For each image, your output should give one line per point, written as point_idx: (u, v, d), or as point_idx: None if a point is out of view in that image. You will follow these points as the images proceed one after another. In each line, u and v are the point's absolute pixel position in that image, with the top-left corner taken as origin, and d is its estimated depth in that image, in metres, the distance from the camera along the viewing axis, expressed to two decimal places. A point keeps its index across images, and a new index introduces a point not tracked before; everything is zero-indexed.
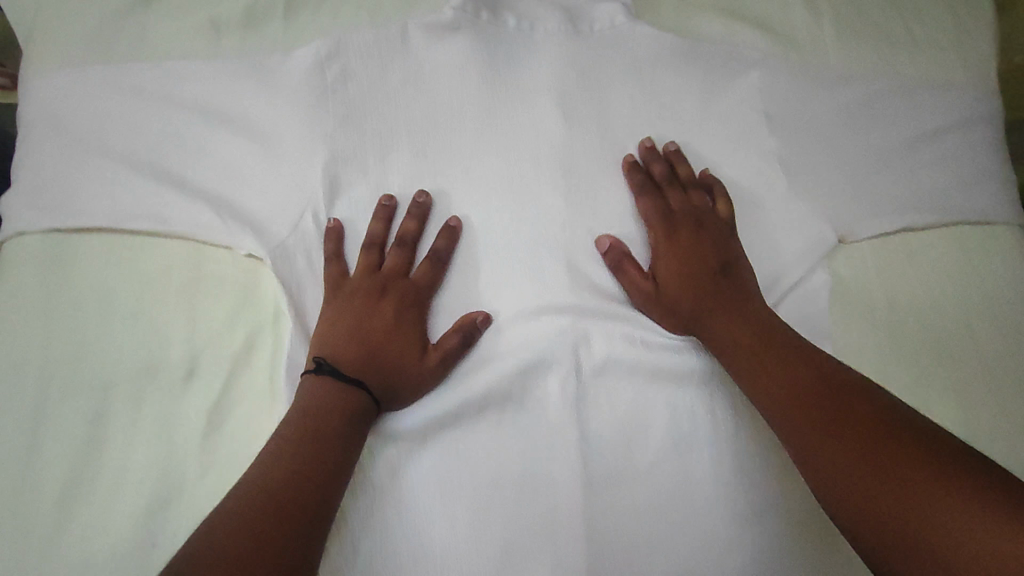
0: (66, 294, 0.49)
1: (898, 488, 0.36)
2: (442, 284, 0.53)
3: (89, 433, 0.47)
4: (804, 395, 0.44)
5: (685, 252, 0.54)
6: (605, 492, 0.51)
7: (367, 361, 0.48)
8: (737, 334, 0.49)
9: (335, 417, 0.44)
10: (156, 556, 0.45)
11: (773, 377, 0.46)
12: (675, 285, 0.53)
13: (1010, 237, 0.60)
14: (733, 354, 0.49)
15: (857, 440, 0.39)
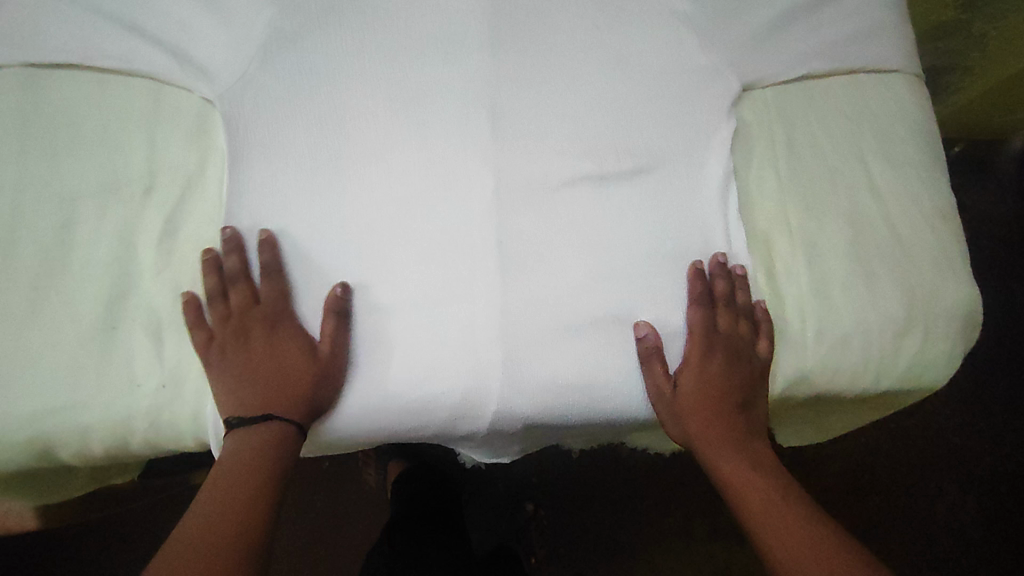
0: (38, 120, 0.55)
1: (791, 539, 0.52)
2: (367, 244, 0.56)
3: (58, 237, 0.53)
4: (751, 475, 0.56)
5: (704, 392, 0.57)
6: (525, 312, 0.55)
7: (283, 400, 0.53)
8: (720, 440, 0.57)
9: (264, 456, 0.51)
10: (116, 337, 0.51)
11: (730, 458, 0.57)
12: (693, 408, 0.57)
13: (902, 86, 0.65)
14: (730, 470, 0.57)
15: (796, 527, 0.52)
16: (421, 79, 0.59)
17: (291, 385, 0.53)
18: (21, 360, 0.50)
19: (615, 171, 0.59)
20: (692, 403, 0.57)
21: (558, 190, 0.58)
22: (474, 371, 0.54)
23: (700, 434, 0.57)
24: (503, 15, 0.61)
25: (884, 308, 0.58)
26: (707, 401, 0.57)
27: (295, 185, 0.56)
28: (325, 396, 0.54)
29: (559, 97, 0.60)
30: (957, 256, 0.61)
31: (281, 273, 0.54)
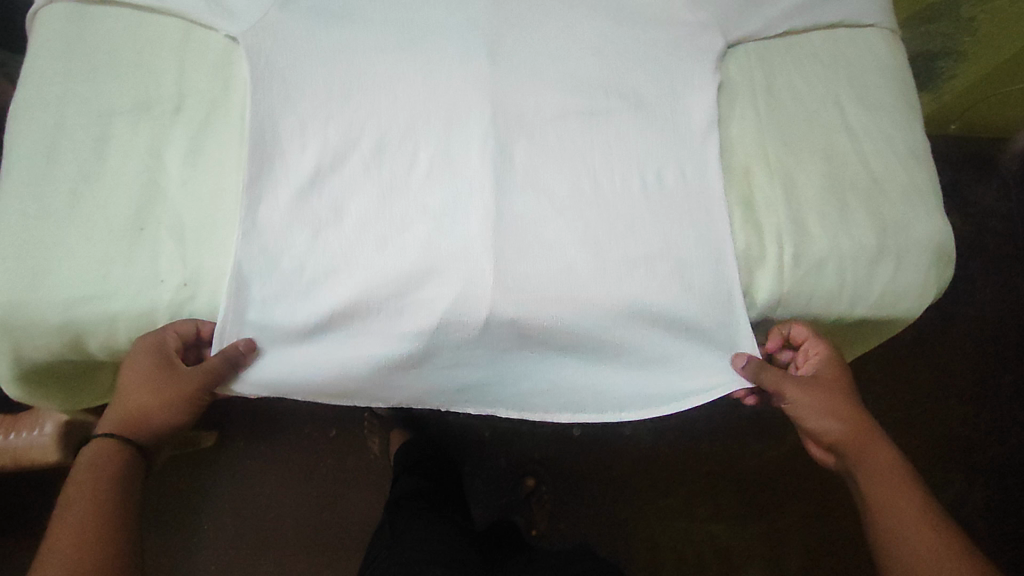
0: (82, 48, 0.61)
1: (921, 550, 0.54)
2: (372, 172, 0.60)
3: (95, 149, 0.58)
4: (887, 475, 0.59)
5: (834, 406, 0.62)
6: (517, 234, 0.59)
7: (134, 421, 0.60)
8: (869, 447, 0.61)
9: (120, 468, 0.58)
10: (143, 235, 0.56)
11: (869, 465, 0.60)
12: (827, 418, 0.62)
13: (877, 40, 0.69)
14: (869, 473, 0.60)
15: (933, 532, 0.54)
16: (427, 21, 0.65)
17: (153, 419, 0.60)
18: (59, 252, 0.55)
19: (603, 109, 0.64)
20: (821, 407, 0.62)
21: (550, 127, 0.63)
22: (465, 279, 0.58)
23: (839, 435, 0.62)
24: None
25: (857, 237, 0.61)
26: (847, 411, 0.62)
27: (307, 110, 0.61)
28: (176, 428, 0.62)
29: (552, 46, 0.65)
30: (929, 192, 0.64)
31: (255, 228, 0.57)
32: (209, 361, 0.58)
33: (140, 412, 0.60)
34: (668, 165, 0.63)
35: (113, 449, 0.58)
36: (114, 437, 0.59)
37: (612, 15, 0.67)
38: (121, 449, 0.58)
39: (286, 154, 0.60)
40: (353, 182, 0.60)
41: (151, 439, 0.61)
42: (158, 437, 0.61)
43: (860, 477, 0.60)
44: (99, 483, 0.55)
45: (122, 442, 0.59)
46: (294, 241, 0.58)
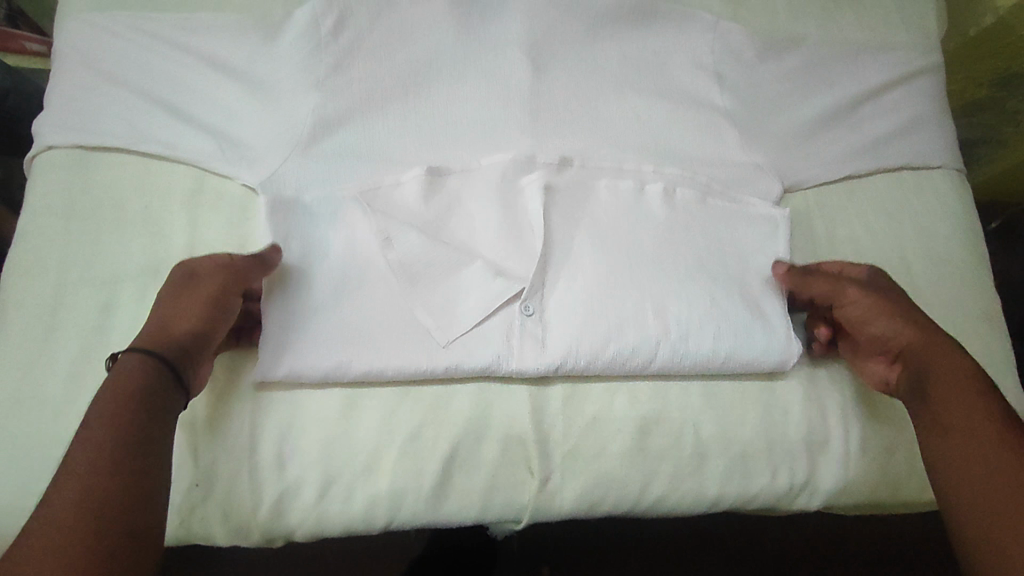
0: (87, 203, 0.56)
1: (984, 470, 0.45)
2: (397, 337, 0.53)
3: (98, 321, 0.53)
4: (952, 392, 0.49)
5: (891, 310, 0.53)
6: (563, 412, 0.55)
7: (159, 336, 0.47)
8: (940, 367, 0.50)
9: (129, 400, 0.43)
10: None
11: (936, 373, 0.50)
12: (896, 336, 0.53)
13: (942, 182, 0.65)
14: (944, 374, 0.49)
15: (994, 484, 0.44)
16: (462, 163, 0.59)
17: (177, 328, 0.47)
18: (55, 448, 0.49)
19: (655, 255, 0.57)
20: (885, 331, 0.53)
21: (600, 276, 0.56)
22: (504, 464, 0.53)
23: (908, 344, 0.52)
24: (544, 102, 0.61)
25: None
26: (908, 329, 0.52)
27: (331, 270, 0.55)
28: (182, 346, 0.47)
29: (599, 187, 0.59)
30: (1006, 362, 0.59)
31: (276, 408, 0.53)
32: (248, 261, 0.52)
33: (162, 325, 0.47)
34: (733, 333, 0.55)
35: (147, 360, 0.45)
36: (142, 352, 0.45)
37: (662, 155, 0.61)
38: (148, 367, 0.44)
39: (307, 319, 0.53)
40: (381, 353, 0.53)
41: (176, 350, 0.46)
42: (185, 352, 0.46)
43: (918, 416, 0.50)
44: (118, 400, 0.43)
45: (146, 352, 0.45)
46: (322, 421, 0.53)
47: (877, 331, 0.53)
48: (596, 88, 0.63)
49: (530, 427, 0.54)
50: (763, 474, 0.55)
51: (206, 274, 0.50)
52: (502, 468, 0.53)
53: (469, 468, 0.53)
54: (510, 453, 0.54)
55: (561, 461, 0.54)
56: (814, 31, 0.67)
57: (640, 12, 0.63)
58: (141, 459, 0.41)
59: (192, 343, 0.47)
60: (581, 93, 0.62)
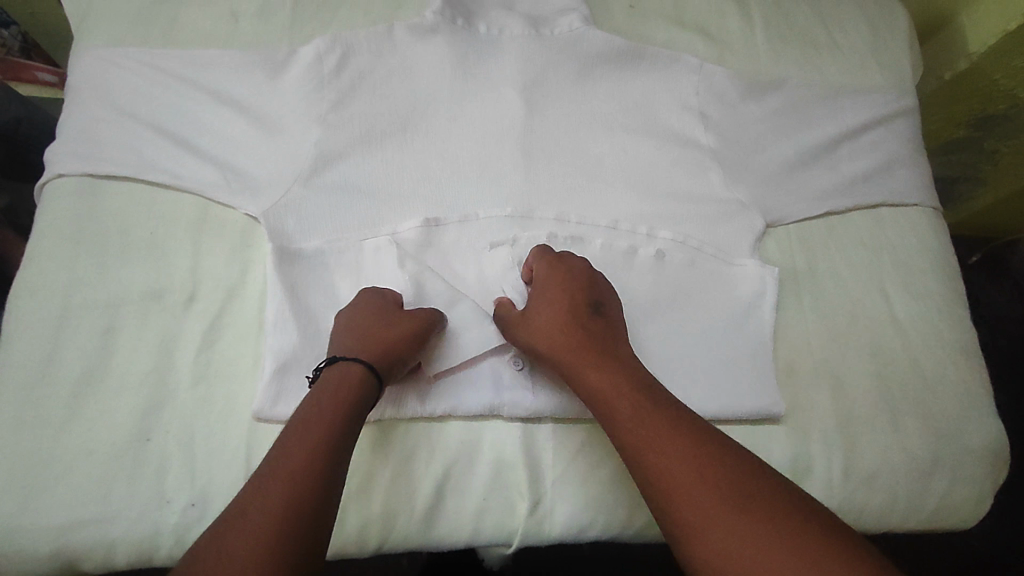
0: (93, 228, 0.58)
1: (723, 521, 0.40)
2: None
3: (100, 345, 0.54)
4: (642, 416, 0.46)
5: (549, 326, 0.53)
6: (553, 437, 0.56)
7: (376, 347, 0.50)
8: (602, 389, 0.48)
9: (336, 399, 0.46)
10: (148, 448, 0.52)
11: (622, 390, 0.48)
12: (552, 334, 0.52)
13: (919, 219, 0.67)
14: (618, 398, 0.47)
15: (750, 523, 0.40)
16: (457, 196, 0.62)
17: (393, 346, 0.50)
18: (56, 469, 0.50)
19: (641, 292, 0.60)
20: (565, 335, 0.52)
21: None
22: (495, 488, 0.54)
23: (575, 363, 0.51)
24: (537, 139, 0.64)
25: (907, 448, 0.58)
26: (577, 339, 0.51)
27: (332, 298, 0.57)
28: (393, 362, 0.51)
29: (588, 221, 0.62)
30: (982, 393, 0.61)
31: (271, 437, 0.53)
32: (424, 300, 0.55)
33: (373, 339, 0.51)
34: (714, 357, 0.59)
35: (357, 371, 0.48)
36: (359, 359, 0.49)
37: (648, 190, 0.64)
38: (359, 374, 0.48)
39: (305, 346, 0.55)
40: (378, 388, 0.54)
41: (385, 366, 0.50)
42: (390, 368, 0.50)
43: (617, 435, 0.46)
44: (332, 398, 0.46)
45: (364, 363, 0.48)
46: None
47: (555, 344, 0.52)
48: (586, 126, 0.66)
49: (521, 452, 0.55)
50: None
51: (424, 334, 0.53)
52: (493, 492, 0.54)
53: (460, 491, 0.54)
54: (501, 477, 0.54)
55: (551, 486, 0.55)
56: (795, 73, 0.70)
57: (628, 55, 0.66)
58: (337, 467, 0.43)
59: (402, 357, 0.51)
60: (572, 130, 0.65)
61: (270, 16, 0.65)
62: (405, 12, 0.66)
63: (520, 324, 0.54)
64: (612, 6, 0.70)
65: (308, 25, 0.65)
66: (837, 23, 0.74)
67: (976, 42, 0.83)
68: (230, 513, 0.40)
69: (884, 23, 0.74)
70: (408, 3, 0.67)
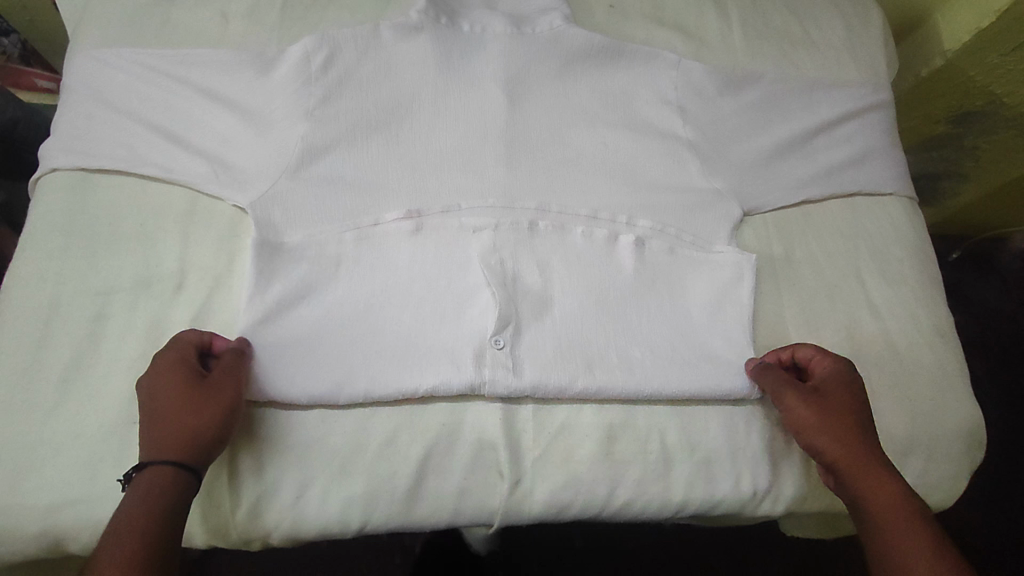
0: (84, 220, 0.59)
1: None
2: (378, 352, 0.56)
3: (90, 330, 0.55)
4: (894, 509, 0.49)
5: (831, 410, 0.54)
6: (533, 418, 0.57)
7: (182, 440, 0.49)
8: (865, 480, 0.51)
9: (158, 489, 0.46)
10: (134, 430, 0.53)
11: (879, 484, 0.50)
12: (822, 425, 0.53)
13: (894, 207, 0.69)
14: (872, 492, 0.50)
15: None
16: (439, 189, 0.63)
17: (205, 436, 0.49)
18: (44, 450, 0.51)
19: (622, 279, 0.61)
20: (833, 431, 0.53)
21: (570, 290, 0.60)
22: (475, 468, 0.55)
23: (845, 454, 0.52)
24: (519, 134, 0.66)
25: (884, 429, 0.59)
26: (847, 436, 0.52)
27: (318, 284, 0.59)
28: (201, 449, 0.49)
29: (569, 210, 0.63)
30: (958, 375, 0.62)
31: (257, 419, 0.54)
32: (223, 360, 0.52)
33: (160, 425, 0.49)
34: (691, 341, 0.60)
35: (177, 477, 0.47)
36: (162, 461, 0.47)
37: (629, 182, 0.65)
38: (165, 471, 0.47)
39: (289, 332, 0.56)
40: (361, 369, 0.55)
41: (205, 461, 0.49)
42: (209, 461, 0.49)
43: (873, 527, 0.49)
44: (147, 500, 0.46)
45: (179, 467, 0.47)
46: (300, 427, 0.55)
47: (830, 442, 0.53)
48: (568, 121, 0.67)
49: (501, 433, 0.56)
50: (727, 480, 0.57)
51: (216, 380, 0.51)
52: (474, 472, 0.55)
53: (443, 471, 0.55)
54: (482, 458, 0.55)
55: (531, 467, 0.56)
56: (772, 68, 0.72)
57: (609, 52, 0.68)
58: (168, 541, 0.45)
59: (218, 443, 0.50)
60: (554, 125, 0.67)
61: (260, 16, 0.67)
62: (391, 12, 0.68)
63: (808, 398, 0.54)
64: (592, 5, 0.72)
65: (296, 25, 0.67)
66: (813, 20, 0.76)
67: (951, 40, 0.85)
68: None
69: (859, 21, 0.77)
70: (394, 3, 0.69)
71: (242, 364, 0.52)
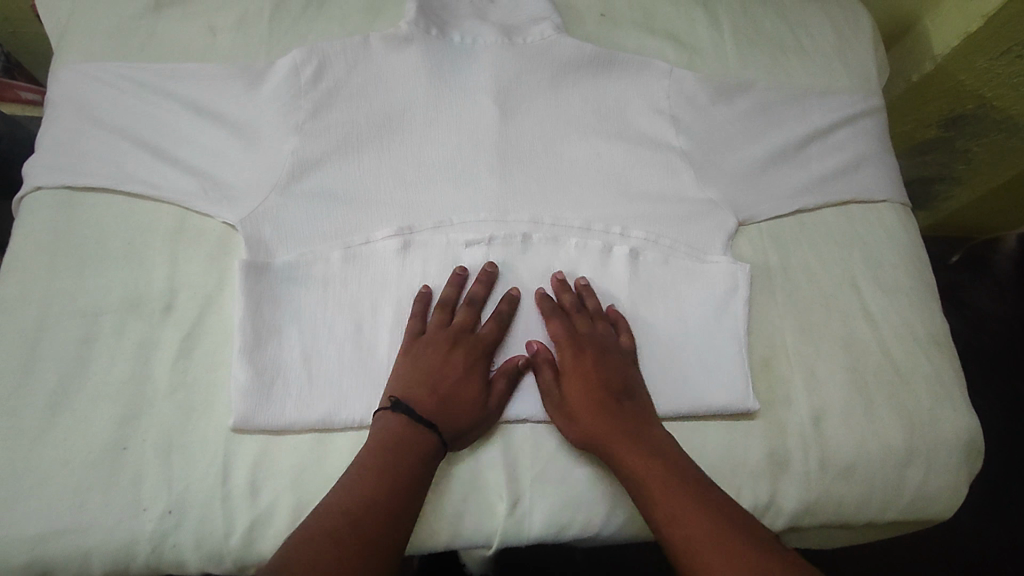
0: (70, 240, 0.58)
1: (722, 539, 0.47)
2: (372, 375, 0.56)
3: (78, 353, 0.54)
4: (663, 481, 0.51)
5: (591, 373, 0.56)
6: (530, 436, 0.57)
7: (436, 407, 0.54)
8: (603, 434, 0.54)
9: (414, 450, 0.51)
10: (125, 456, 0.52)
11: (639, 458, 0.52)
12: (575, 384, 0.56)
13: (888, 214, 0.69)
14: (636, 449, 0.53)
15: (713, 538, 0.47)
16: (433, 203, 0.62)
17: (461, 409, 0.54)
18: (32, 479, 0.50)
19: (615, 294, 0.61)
20: (582, 416, 0.55)
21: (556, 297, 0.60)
22: (473, 487, 0.55)
23: (586, 411, 0.55)
24: (511, 145, 0.65)
25: (882, 440, 0.59)
26: (594, 398, 0.55)
27: (311, 303, 0.58)
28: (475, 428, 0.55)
29: (564, 223, 0.63)
30: (955, 384, 0.62)
31: (251, 442, 0.54)
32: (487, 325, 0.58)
33: (413, 385, 0.54)
34: (687, 354, 0.60)
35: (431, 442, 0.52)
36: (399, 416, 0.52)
37: (622, 193, 0.65)
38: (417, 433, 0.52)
39: (282, 358, 0.56)
40: (355, 394, 0.55)
41: (452, 433, 0.53)
42: (457, 435, 0.54)
43: (628, 481, 0.52)
44: (385, 448, 0.51)
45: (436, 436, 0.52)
46: (295, 450, 0.54)
47: (592, 427, 0.54)
48: (560, 132, 0.67)
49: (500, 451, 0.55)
50: None
51: (460, 363, 0.56)
52: (473, 492, 0.55)
53: (441, 492, 0.54)
54: (480, 477, 0.55)
55: (529, 486, 0.55)
56: (763, 76, 0.72)
57: (600, 61, 0.68)
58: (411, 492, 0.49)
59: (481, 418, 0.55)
60: (546, 136, 0.66)
61: (247, 28, 0.66)
62: (381, 23, 0.68)
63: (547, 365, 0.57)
64: (583, 14, 0.72)
65: (285, 37, 0.66)
66: (803, 26, 0.76)
67: (940, 45, 0.84)
68: (316, 532, 0.45)
69: (849, 27, 0.77)
70: (383, 13, 0.68)
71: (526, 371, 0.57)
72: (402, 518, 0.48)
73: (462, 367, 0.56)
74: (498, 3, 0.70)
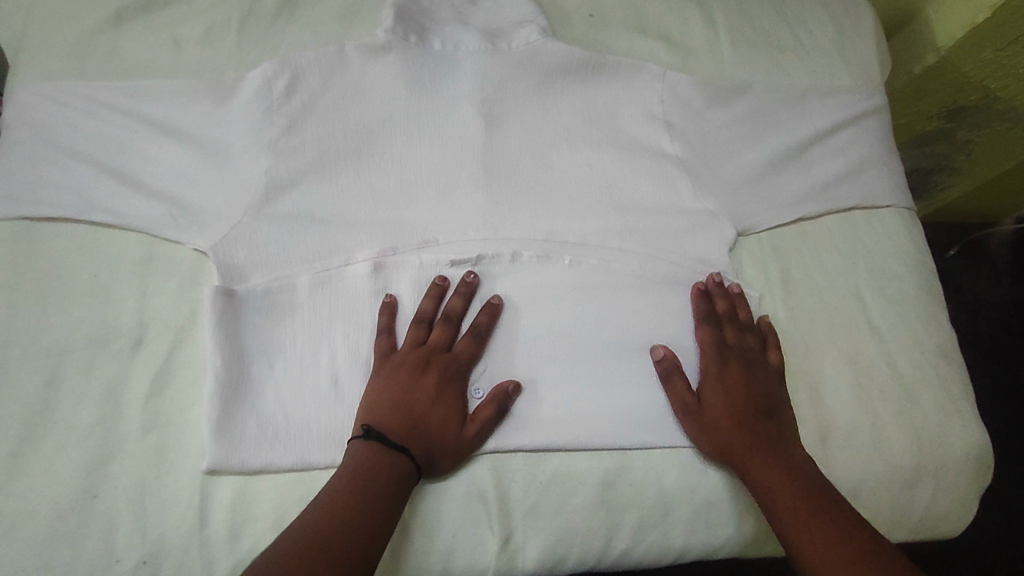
0: (33, 273, 0.55)
1: (840, 528, 0.47)
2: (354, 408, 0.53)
3: (43, 396, 0.51)
4: (785, 485, 0.50)
5: (711, 385, 0.55)
6: (522, 466, 0.54)
7: (421, 438, 0.51)
8: (751, 437, 0.52)
9: (383, 477, 0.48)
10: (95, 504, 0.49)
11: (776, 472, 0.50)
12: (718, 399, 0.54)
13: (893, 219, 0.66)
14: (751, 452, 0.52)
15: (833, 529, 0.47)
16: (416, 221, 0.59)
17: (425, 429, 0.51)
18: None
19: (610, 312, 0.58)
20: (720, 426, 0.53)
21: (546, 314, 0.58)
22: (464, 524, 0.52)
23: (704, 419, 0.54)
24: (498, 157, 0.62)
25: (890, 459, 0.56)
26: (739, 407, 0.54)
27: (288, 332, 0.55)
28: (449, 454, 0.52)
29: (552, 239, 0.60)
30: (963, 397, 0.60)
31: (227, 484, 0.51)
32: (461, 343, 0.55)
33: (388, 410, 0.51)
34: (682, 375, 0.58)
35: (404, 466, 0.49)
36: (376, 445, 0.49)
37: (616, 205, 0.62)
38: (394, 459, 0.49)
39: (260, 393, 0.53)
40: (339, 429, 0.53)
41: (424, 457, 0.50)
42: (429, 460, 0.51)
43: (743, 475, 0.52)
44: (367, 469, 0.48)
45: (411, 462, 0.49)
46: (274, 490, 0.51)
47: (706, 441, 0.53)
48: (549, 142, 0.64)
49: (491, 484, 0.53)
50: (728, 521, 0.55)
51: (428, 382, 0.53)
52: (464, 528, 0.52)
53: (428, 531, 0.52)
54: (471, 512, 0.52)
55: (522, 520, 0.53)
56: (761, 76, 0.69)
57: (591, 65, 0.64)
58: (382, 516, 0.46)
59: (451, 444, 0.52)
60: (535, 146, 0.63)
61: (215, 40, 0.63)
62: (356, 30, 0.64)
63: (706, 385, 0.55)
64: (571, 15, 0.68)
65: (256, 48, 0.63)
66: (802, 21, 0.72)
67: (944, 36, 0.81)
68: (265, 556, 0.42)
69: (849, 21, 0.73)
70: (358, 19, 0.65)
71: (507, 400, 0.54)
72: (372, 537, 0.45)
73: (439, 387, 0.53)
74: (479, 5, 0.66)
